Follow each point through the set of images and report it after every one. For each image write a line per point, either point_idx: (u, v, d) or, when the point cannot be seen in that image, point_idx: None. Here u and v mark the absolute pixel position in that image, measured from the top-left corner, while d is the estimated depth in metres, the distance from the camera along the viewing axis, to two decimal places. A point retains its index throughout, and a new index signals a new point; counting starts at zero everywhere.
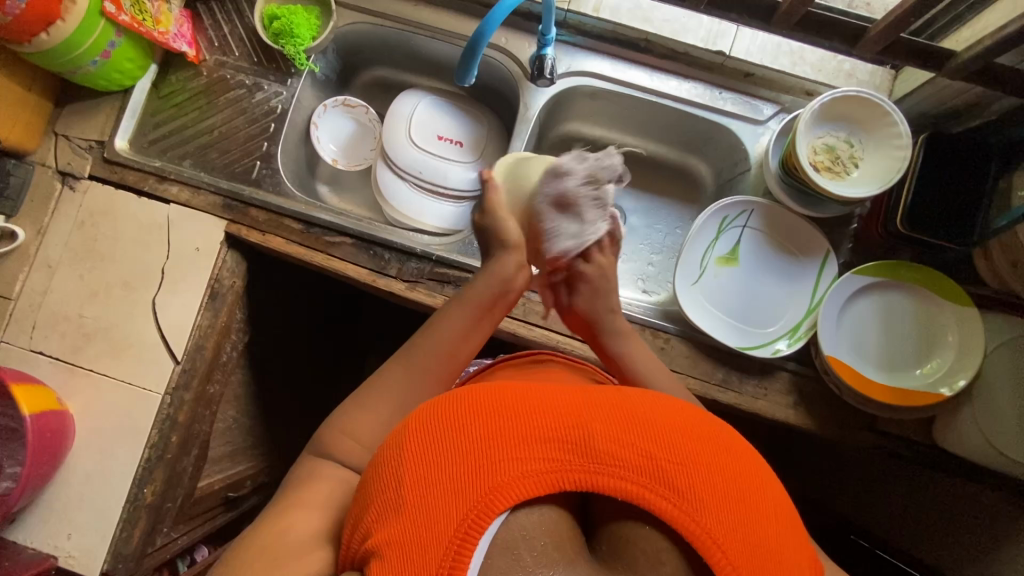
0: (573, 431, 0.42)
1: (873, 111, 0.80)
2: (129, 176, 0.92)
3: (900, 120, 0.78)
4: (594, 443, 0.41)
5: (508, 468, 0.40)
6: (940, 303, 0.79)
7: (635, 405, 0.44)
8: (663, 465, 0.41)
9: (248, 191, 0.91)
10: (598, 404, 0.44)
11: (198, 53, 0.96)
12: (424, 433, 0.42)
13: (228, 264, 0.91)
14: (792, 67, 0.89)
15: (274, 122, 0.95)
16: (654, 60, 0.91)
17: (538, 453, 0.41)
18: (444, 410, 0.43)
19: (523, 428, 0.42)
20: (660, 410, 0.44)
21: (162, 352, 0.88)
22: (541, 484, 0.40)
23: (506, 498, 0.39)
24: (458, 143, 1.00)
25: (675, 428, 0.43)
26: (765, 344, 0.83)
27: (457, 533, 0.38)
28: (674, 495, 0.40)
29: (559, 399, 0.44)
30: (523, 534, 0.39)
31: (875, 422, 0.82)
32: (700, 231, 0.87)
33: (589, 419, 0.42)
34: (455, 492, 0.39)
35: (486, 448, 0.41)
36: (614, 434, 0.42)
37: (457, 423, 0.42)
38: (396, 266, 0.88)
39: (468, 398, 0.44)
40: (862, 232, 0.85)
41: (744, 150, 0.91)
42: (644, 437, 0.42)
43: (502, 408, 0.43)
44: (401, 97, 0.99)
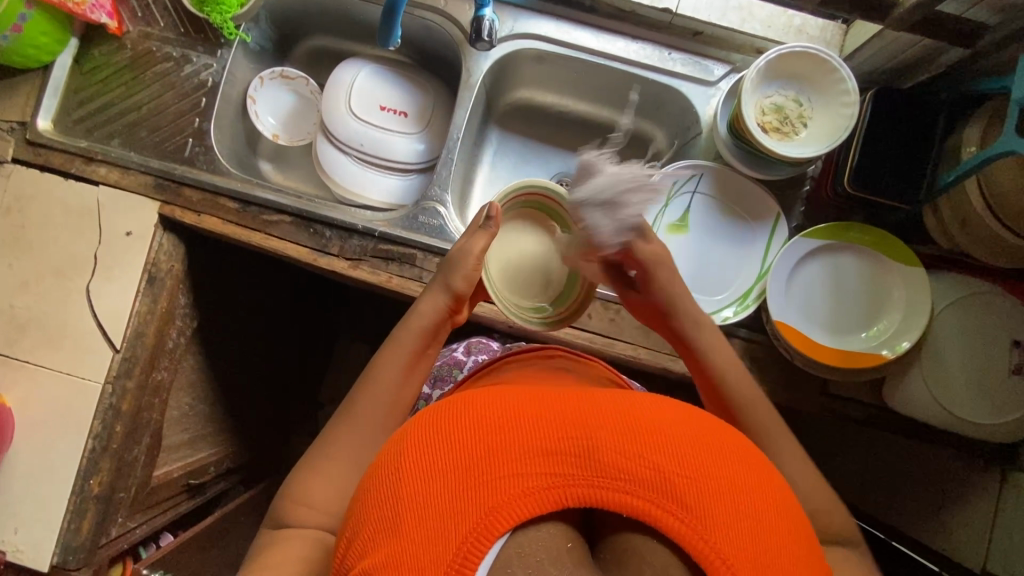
0: (577, 444, 0.42)
1: (822, 67, 0.77)
2: (55, 158, 0.88)
3: (848, 74, 0.75)
4: (597, 455, 0.41)
5: (508, 485, 0.41)
6: (890, 265, 0.78)
7: (641, 411, 0.45)
8: (668, 477, 0.41)
9: (180, 170, 0.87)
10: (602, 412, 0.44)
11: (121, 25, 0.90)
12: (421, 448, 0.43)
13: (164, 247, 0.88)
14: (741, 24, 0.85)
15: (205, 96, 0.90)
16: (600, 20, 0.87)
17: (540, 468, 0.41)
18: (444, 425, 0.44)
19: (526, 443, 0.42)
20: (669, 417, 0.45)
21: (101, 341, 0.86)
22: (546, 502, 0.41)
23: (507, 518, 0.40)
24: (402, 114, 0.96)
25: (683, 437, 0.43)
26: (713, 311, 0.82)
27: (457, 554, 0.39)
28: (681, 508, 0.40)
29: (560, 408, 0.44)
30: (523, 552, 0.40)
31: (828, 387, 0.82)
32: (649, 199, 0.84)
33: (592, 429, 0.43)
34: (456, 511, 0.40)
35: (487, 464, 0.41)
36: (618, 446, 0.42)
37: (455, 439, 0.43)
38: (337, 244, 0.85)
39: (467, 412, 0.45)
40: (813, 194, 0.84)
41: (695, 113, 0.88)
42: (649, 447, 0.42)
43: (502, 421, 0.43)
44: (341, 67, 0.95)
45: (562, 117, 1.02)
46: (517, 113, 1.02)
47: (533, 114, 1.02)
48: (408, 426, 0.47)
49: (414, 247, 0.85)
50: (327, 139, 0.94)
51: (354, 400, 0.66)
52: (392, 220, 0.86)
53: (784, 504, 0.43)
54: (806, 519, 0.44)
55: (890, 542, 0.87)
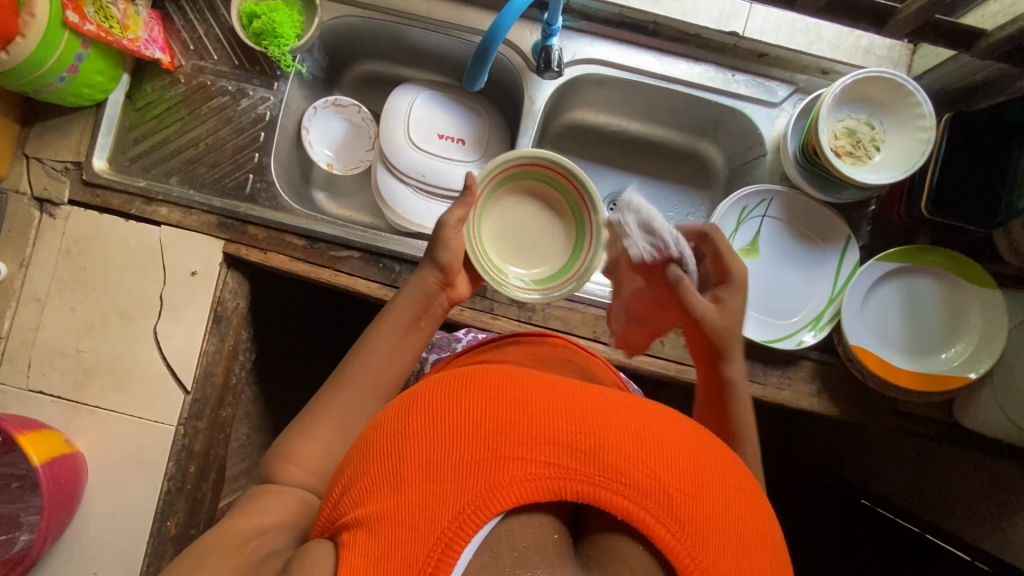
0: (585, 439, 0.42)
1: (896, 91, 0.77)
2: (113, 198, 0.86)
3: (925, 99, 0.75)
4: (603, 455, 0.42)
5: (510, 470, 0.41)
6: (965, 286, 0.79)
7: (658, 428, 0.44)
8: (670, 492, 0.41)
9: (244, 207, 0.86)
10: (615, 413, 0.44)
11: (173, 59, 0.88)
12: (435, 413, 0.44)
13: (229, 285, 0.87)
14: (808, 45, 0.84)
15: (264, 131, 0.88)
16: (663, 43, 0.87)
17: (544, 457, 0.41)
18: (460, 396, 0.45)
19: (536, 432, 0.42)
20: (680, 435, 0.45)
21: (171, 382, 0.85)
22: (542, 493, 0.41)
23: (503, 501, 0.40)
24: (459, 141, 0.95)
25: (690, 457, 0.43)
26: (789, 335, 0.82)
27: (449, 528, 0.39)
28: (673, 525, 0.40)
29: (577, 405, 0.44)
30: (512, 535, 0.41)
31: (898, 405, 0.83)
32: (720, 224, 0.85)
33: (604, 429, 0.43)
34: (455, 485, 0.40)
35: (495, 447, 0.41)
36: (626, 451, 0.42)
37: (469, 414, 0.43)
38: (407, 278, 0.85)
39: (488, 388, 0.45)
40: (881, 214, 0.84)
41: (759, 134, 0.88)
42: (657, 458, 0.42)
43: (516, 404, 0.44)
44: (395, 94, 0.94)
45: (615, 136, 1.02)
46: (569, 134, 1.02)
47: (585, 134, 1.02)
48: (422, 387, 0.47)
49: None
50: (383, 167, 0.92)
51: (347, 366, 0.66)
52: None
53: (769, 544, 0.43)
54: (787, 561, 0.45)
55: (924, 535, 0.95)
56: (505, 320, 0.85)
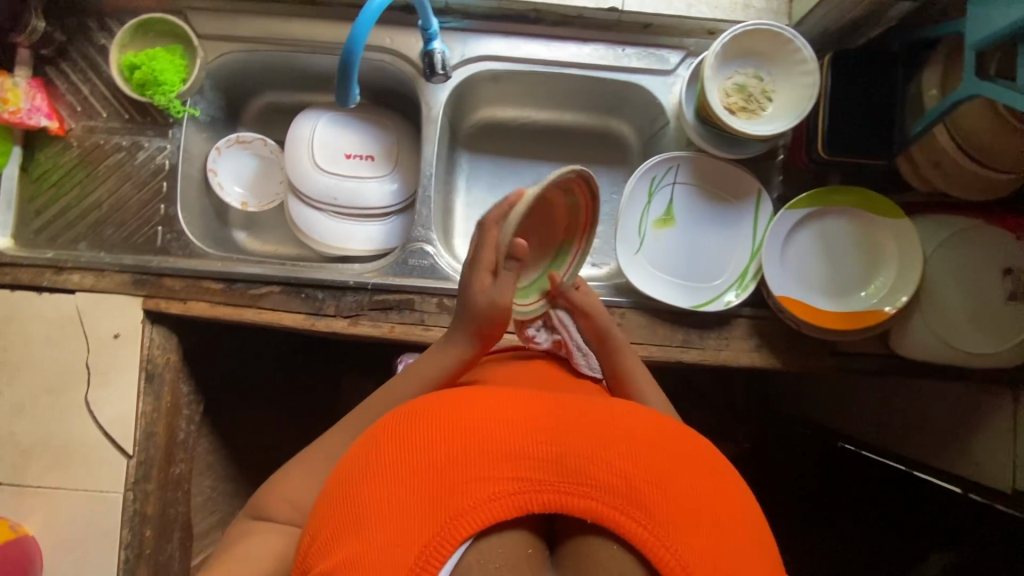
0: (547, 448, 0.43)
1: (776, 41, 0.78)
2: (22, 274, 0.84)
3: (805, 44, 0.76)
4: (567, 461, 0.43)
5: (475, 491, 0.41)
6: (876, 221, 0.79)
7: (622, 429, 0.46)
8: (636, 486, 0.42)
9: (156, 261, 0.85)
10: (575, 419, 0.46)
11: (62, 123, 0.87)
12: (394, 451, 0.44)
13: (156, 341, 0.86)
14: (688, 10, 0.84)
15: (165, 181, 0.87)
16: (548, 29, 0.87)
17: (509, 472, 0.42)
18: (420, 426, 0.45)
19: (500, 449, 0.43)
20: (642, 430, 0.47)
21: (111, 450, 0.84)
22: (511, 508, 0.41)
23: (470, 525, 0.40)
24: (369, 158, 0.93)
25: (654, 451, 0.45)
26: (716, 298, 0.83)
27: (420, 555, 0.39)
28: (645, 519, 0.40)
29: (537, 419, 0.46)
30: (483, 559, 0.40)
31: (838, 346, 0.84)
32: (632, 197, 0.84)
33: (566, 438, 0.44)
34: (420, 514, 0.40)
35: (459, 470, 0.42)
36: (590, 454, 0.43)
37: (430, 442, 0.44)
38: (332, 304, 0.84)
39: (444, 415, 0.46)
40: (789, 163, 0.85)
41: (659, 104, 0.88)
42: (620, 456, 0.43)
43: (476, 426, 0.45)
44: (297, 121, 0.93)
45: (527, 128, 1.03)
46: (483, 133, 1.02)
47: (498, 130, 1.02)
48: (382, 426, 0.48)
49: (411, 291, 0.84)
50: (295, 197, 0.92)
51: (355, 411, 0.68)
52: (383, 268, 0.86)
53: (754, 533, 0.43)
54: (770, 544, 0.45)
55: (914, 473, 0.92)
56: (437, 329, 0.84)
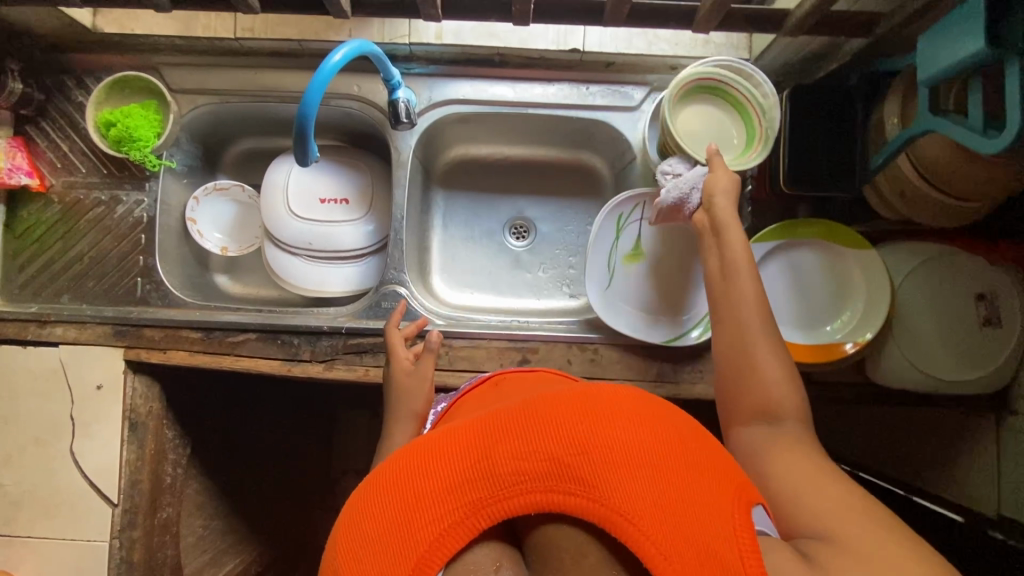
0: (476, 463, 0.40)
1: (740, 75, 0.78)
2: (7, 329, 0.87)
3: (768, 86, 0.76)
4: (498, 470, 0.39)
5: (421, 534, 0.38)
6: (841, 252, 0.79)
7: (547, 405, 0.42)
8: (573, 468, 0.38)
9: (136, 312, 0.87)
10: (497, 421, 0.42)
11: (43, 180, 0.89)
12: (340, 533, 0.41)
13: (139, 390, 0.87)
14: (649, 48, 0.85)
15: (144, 232, 0.89)
16: (512, 71, 0.88)
17: (446, 502, 0.39)
18: (357, 503, 0.42)
19: (430, 483, 0.40)
20: (564, 399, 0.42)
21: (97, 499, 0.85)
22: (463, 534, 0.39)
23: (430, 566, 0.38)
24: (343, 202, 0.94)
25: (581, 418, 0.40)
26: (686, 332, 0.83)
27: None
28: (592, 499, 0.38)
29: (464, 436, 0.42)
30: None
31: (812, 376, 0.84)
32: (600, 234, 0.85)
33: (496, 443, 0.40)
34: None
35: (401, 524, 0.39)
36: (518, 450, 0.40)
37: (367, 509, 0.41)
38: (307, 349, 0.85)
39: (373, 480, 0.43)
40: (755, 194, 0.85)
41: (626, 139, 0.89)
42: (548, 441, 0.39)
43: (403, 473, 0.41)
44: (272, 167, 0.94)
45: (500, 163, 1.04)
46: (458, 169, 1.04)
47: (472, 165, 1.04)
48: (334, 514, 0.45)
49: (384, 334, 0.85)
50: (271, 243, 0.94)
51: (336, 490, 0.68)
52: (355, 311, 0.87)
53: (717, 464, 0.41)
54: (727, 462, 0.42)
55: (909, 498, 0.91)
56: None
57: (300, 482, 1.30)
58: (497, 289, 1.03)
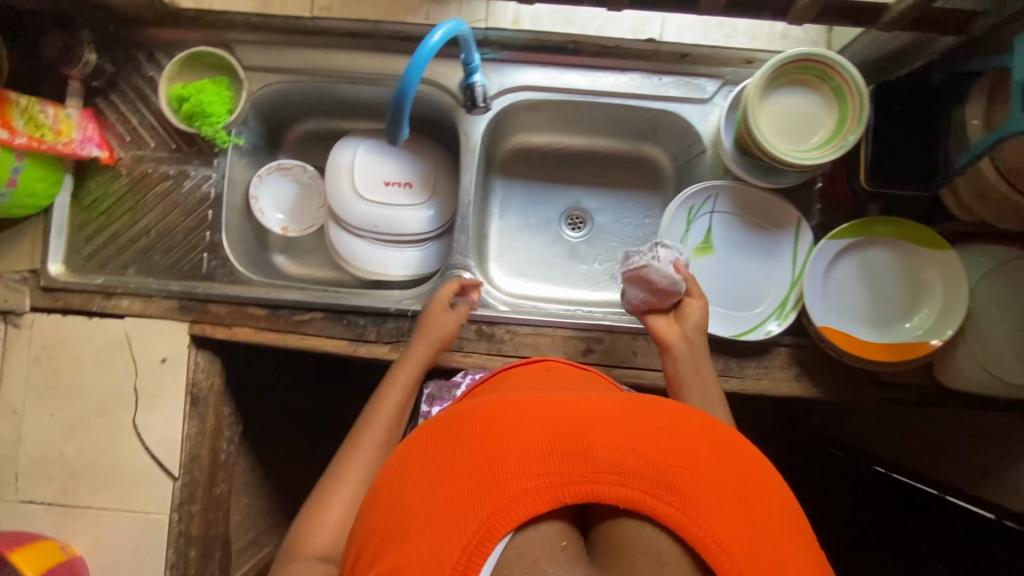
0: (572, 441, 0.41)
1: (828, 68, 0.75)
2: (74, 300, 0.87)
3: (857, 75, 0.73)
4: (592, 453, 0.41)
5: (507, 488, 0.40)
6: (918, 251, 0.79)
7: (646, 415, 0.44)
8: (665, 472, 0.40)
9: (202, 287, 0.87)
10: (598, 411, 0.44)
11: (112, 153, 0.89)
12: (422, 464, 0.43)
13: (202, 365, 0.88)
14: (727, 40, 0.84)
15: (211, 209, 0.89)
16: (586, 59, 0.87)
17: (536, 467, 0.40)
18: (445, 437, 0.44)
19: (524, 445, 0.41)
20: (664, 415, 0.44)
21: (158, 472, 0.85)
22: (542, 502, 0.39)
23: (504, 522, 0.39)
24: (407, 185, 0.94)
25: (678, 435, 0.42)
26: (756, 327, 0.83)
27: (459, 560, 0.38)
28: (678, 504, 0.38)
29: (564, 414, 0.44)
30: (520, 554, 0.39)
31: (878, 376, 0.84)
32: (671, 226, 0.85)
33: (595, 429, 0.42)
34: (452, 519, 0.39)
35: (489, 472, 0.40)
36: (614, 441, 0.41)
37: (460, 449, 0.42)
38: (373, 330, 0.85)
39: (465, 425, 0.44)
40: (827, 192, 0.85)
41: (696, 131, 0.89)
42: (645, 443, 0.41)
43: (498, 428, 0.43)
44: (337, 148, 0.94)
45: (560, 152, 1.04)
46: (518, 158, 1.04)
47: (532, 154, 1.04)
48: (412, 445, 0.47)
49: None
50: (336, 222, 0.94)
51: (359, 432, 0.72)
52: (421, 295, 0.87)
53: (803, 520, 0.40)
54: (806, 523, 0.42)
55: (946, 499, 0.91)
56: (477, 356, 0.85)
57: None
58: (552, 279, 1.02)
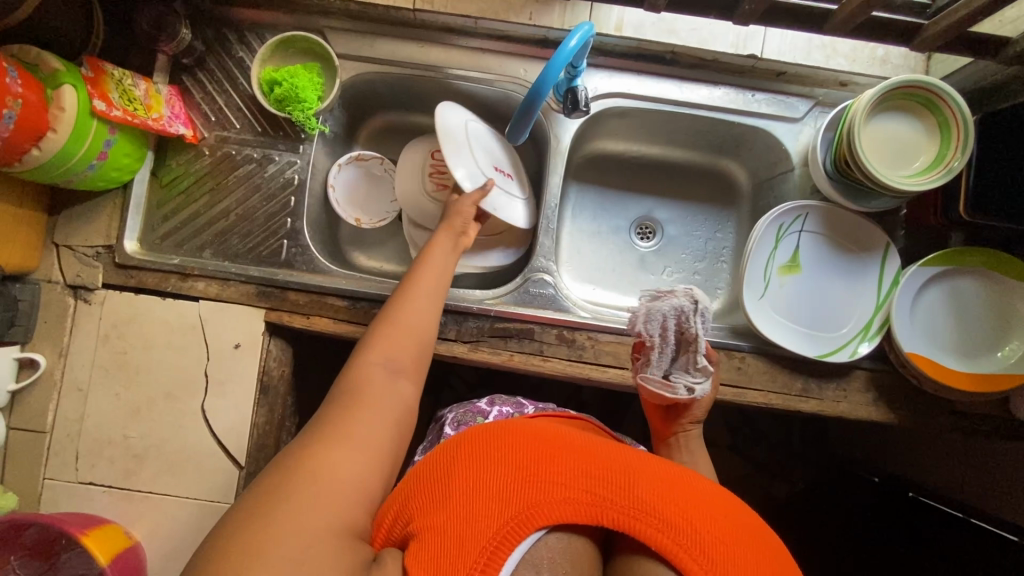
0: (613, 476, 0.51)
1: (935, 97, 0.76)
2: (148, 278, 0.85)
3: (965, 106, 0.73)
4: (629, 489, 0.50)
5: (552, 492, 0.49)
6: (1009, 283, 0.79)
7: (676, 479, 0.53)
8: (684, 520, 0.49)
9: (281, 274, 0.85)
10: (639, 465, 0.53)
11: (195, 131, 0.88)
12: (482, 451, 0.53)
13: (273, 353, 0.86)
14: (826, 61, 0.85)
15: (293, 195, 0.88)
16: (682, 71, 0.87)
17: (582, 485, 0.50)
18: (509, 437, 0.55)
19: (575, 468, 0.51)
20: (691, 483, 0.54)
21: (224, 459, 0.84)
22: (578, 514, 0.49)
23: (543, 517, 0.48)
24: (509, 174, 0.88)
25: (702, 500, 0.52)
26: (841, 348, 0.83)
27: (493, 540, 0.47)
28: (688, 549, 0.47)
29: (607, 457, 0.54)
30: (546, 548, 0.48)
31: (955, 406, 0.84)
32: (760, 242, 0.85)
33: (635, 474, 0.52)
34: (503, 501, 0.49)
35: (541, 476, 0.50)
36: (649, 487, 0.51)
37: (519, 451, 0.53)
38: (453, 328, 0.84)
39: (527, 436, 0.55)
40: (914, 218, 0.85)
41: (785, 149, 0.89)
42: (673, 497, 0.51)
43: (555, 449, 0.53)
44: (409, 145, 0.96)
45: (634, 161, 1.03)
46: (592, 164, 1.03)
47: (607, 162, 1.03)
48: (472, 434, 0.56)
49: (531, 322, 0.85)
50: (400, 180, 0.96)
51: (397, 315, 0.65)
52: (503, 295, 0.87)
53: None
54: None
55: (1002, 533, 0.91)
56: (556, 361, 0.84)
57: None
58: (620, 288, 1.01)
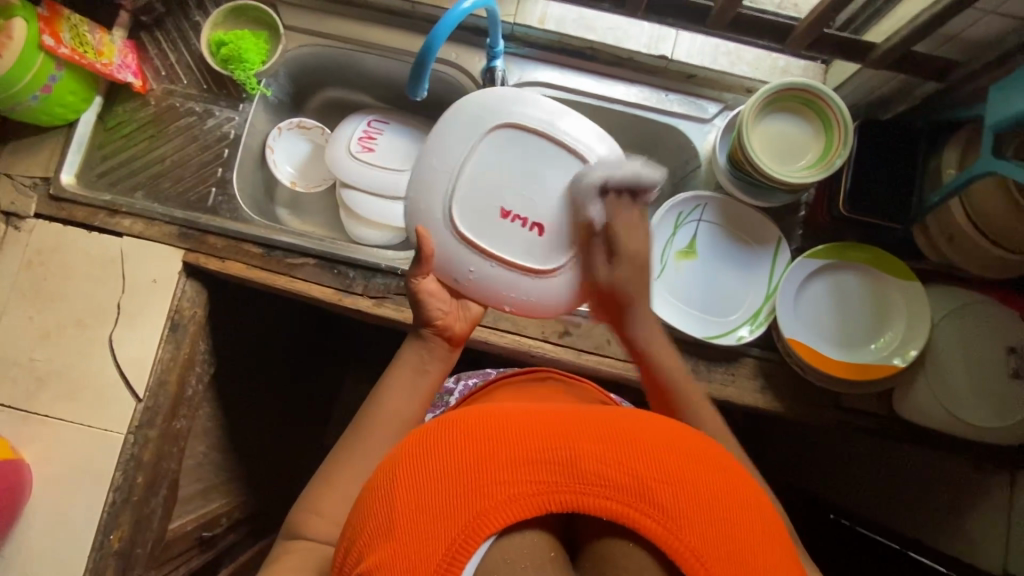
0: (558, 450, 0.39)
1: (817, 100, 0.82)
2: (78, 211, 0.89)
3: (843, 107, 0.79)
4: (580, 462, 0.39)
5: (494, 491, 0.38)
6: (888, 279, 0.83)
7: (636, 426, 0.42)
8: (648, 484, 0.38)
9: (204, 218, 0.90)
10: (590, 425, 0.41)
11: (145, 83, 0.94)
12: (410, 457, 0.41)
13: (187, 293, 0.89)
14: (731, 67, 0.92)
15: (227, 147, 0.94)
16: (600, 66, 0.94)
17: (525, 474, 0.38)
18: (437, 431, 0.42)
19: (515, 448, 0.39)
20: (650, 429, 0.42)
21: (124, 390, 0.86)
22: (529, 507, 0.38)
23: (491, 522, 0.37)
24: (533, 225, 0.66)
25: (668, 448, 0.40)
26: (728, 332, 0.86)
27: (445, 556, 0.37)
28: (658, 517, 0.37)
29: (547, 420, 0.41)
30: (508, 558, 0.38)
31: (841, 401, 0.85)
32: (658, 228, 0.89)
33: (582, 439, 0.40)
34: (441, 517, 0.37)
35: (477, 470, 0.38)
36: (604, 455, 0.39)
37: (449, 448, 0.40)
38: (360, 283, 0.88)
39: (454, 423, 0.42)
40: (809, 219, 0.90)
41: (693, 147, 0.94)
42: (633, 455, 0.39)
43: (489, 429, 0.40)
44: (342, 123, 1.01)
45: None
46: None
47: None
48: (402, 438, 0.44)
49: None
50: (472, 103, 0.67)
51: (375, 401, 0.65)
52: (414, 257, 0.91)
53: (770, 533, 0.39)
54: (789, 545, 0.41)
55: (907, 552, 0.89)
56: None
57: (294, 443, 1.28)
58: None
